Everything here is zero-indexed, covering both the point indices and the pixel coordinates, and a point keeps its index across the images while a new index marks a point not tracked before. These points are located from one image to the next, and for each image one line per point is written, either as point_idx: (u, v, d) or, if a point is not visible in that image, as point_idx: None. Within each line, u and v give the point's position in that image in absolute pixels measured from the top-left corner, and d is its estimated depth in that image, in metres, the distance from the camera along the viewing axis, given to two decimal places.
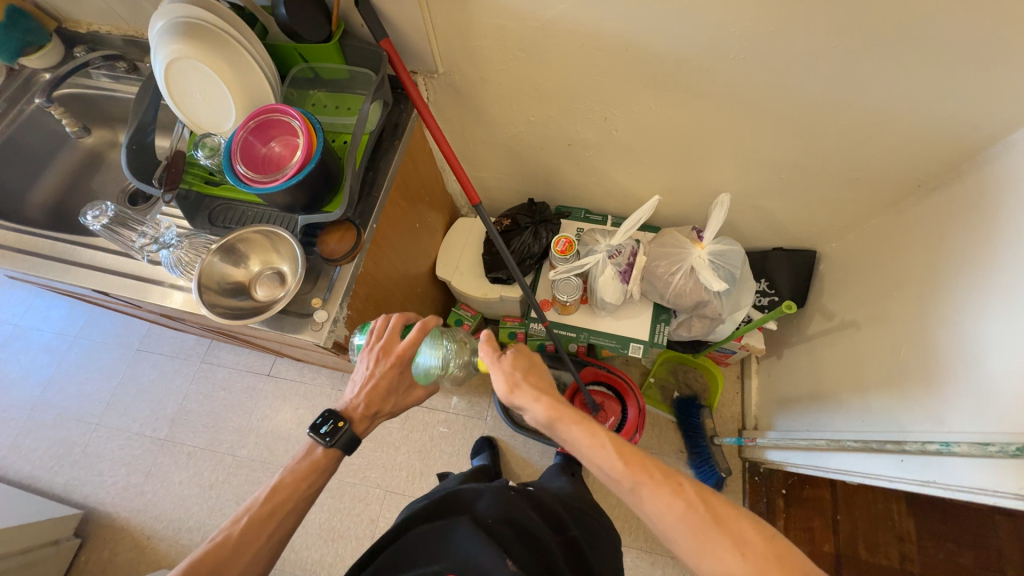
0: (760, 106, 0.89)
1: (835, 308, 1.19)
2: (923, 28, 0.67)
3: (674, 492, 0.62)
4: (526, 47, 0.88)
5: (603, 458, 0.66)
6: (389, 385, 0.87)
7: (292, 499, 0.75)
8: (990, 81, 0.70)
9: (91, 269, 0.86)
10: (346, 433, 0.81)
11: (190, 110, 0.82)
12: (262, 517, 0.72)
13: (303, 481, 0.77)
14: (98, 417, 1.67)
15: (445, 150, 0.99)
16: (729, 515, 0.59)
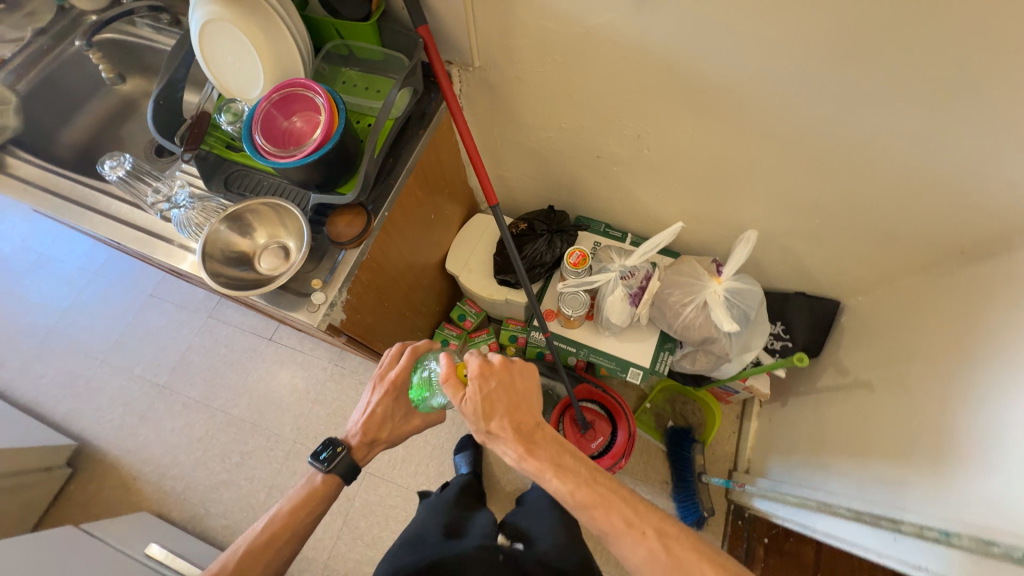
0: (804, 144, 0.83)
1: (850, 365, 1.14)
2: (999, 84, 0.61)
3: (640, 537, 0.67)
4: (566, 52, 0.84)
5: (577, 505, 0.71)
6: (388, 415, 0.98)
7: (292, 526, 0.85)
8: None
9: (106, 218, 0.87)
10: (345, 456, 0.92)
11: (219, 73, 0.81)
12: (268, 540, 0.83)
13: (302, 511, 0.87)
14: (104, 355, 1.72)
15: (470, 147, 0.97)
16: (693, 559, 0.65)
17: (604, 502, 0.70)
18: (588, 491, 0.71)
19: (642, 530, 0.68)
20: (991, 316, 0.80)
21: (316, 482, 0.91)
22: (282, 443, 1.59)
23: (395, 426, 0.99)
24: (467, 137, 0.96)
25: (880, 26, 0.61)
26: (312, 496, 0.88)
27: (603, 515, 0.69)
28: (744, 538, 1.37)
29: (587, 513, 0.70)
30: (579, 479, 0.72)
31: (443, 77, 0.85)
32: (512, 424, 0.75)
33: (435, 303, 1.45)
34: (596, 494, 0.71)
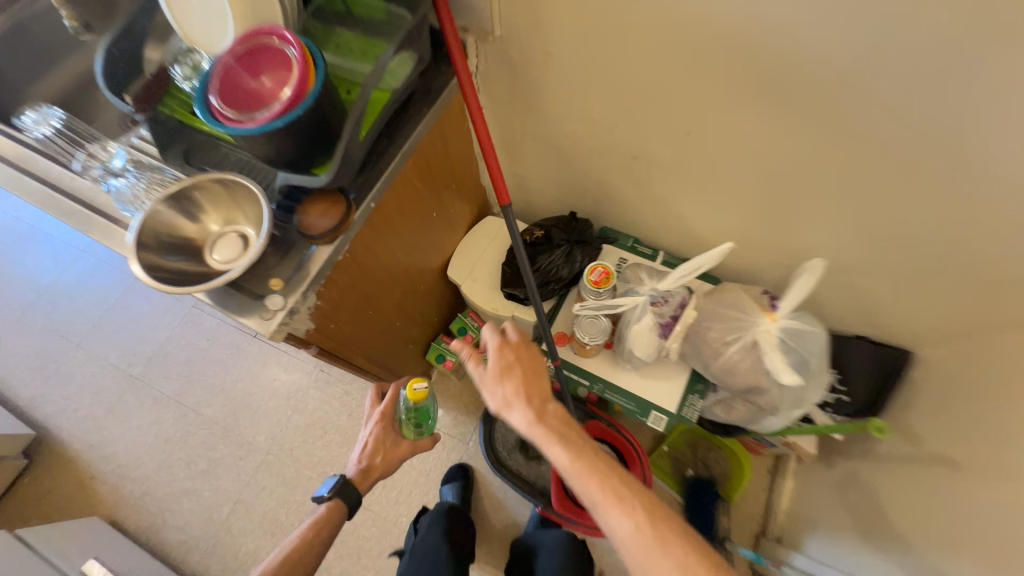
0: (904, 152, 0.65)
1: (924, 432, 0.93)
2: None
3: (652, 536, 0.55)
4: (607, 19, 0.68)
5: (581, 489, 0.60)
6: (388, 444, 0.97)
7: (299, 553, 0.82)
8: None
9: (40, 183, 0.74)
10: (348, 485, 0.91)
11: (184, 20, 0.66)
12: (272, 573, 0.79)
13: (310, 538, 0.84)
14: (80, 338, 1.60)
15: (481, 132, 0.81)
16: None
17: (614, 494, 0.58)
18: (598, 477, 0.60)
19: (656, 536, 0.55)
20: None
21: (322, 510, 0.88)
22: (254, 452, 1.44)
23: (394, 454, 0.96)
24: (479, 120, 0.79)
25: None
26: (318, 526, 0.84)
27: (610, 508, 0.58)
28: None
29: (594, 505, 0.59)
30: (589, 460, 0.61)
31: (453, 41, 0.70)
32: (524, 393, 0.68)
33: (434, 313, 1.29)
34: (606, 482, 0.59)
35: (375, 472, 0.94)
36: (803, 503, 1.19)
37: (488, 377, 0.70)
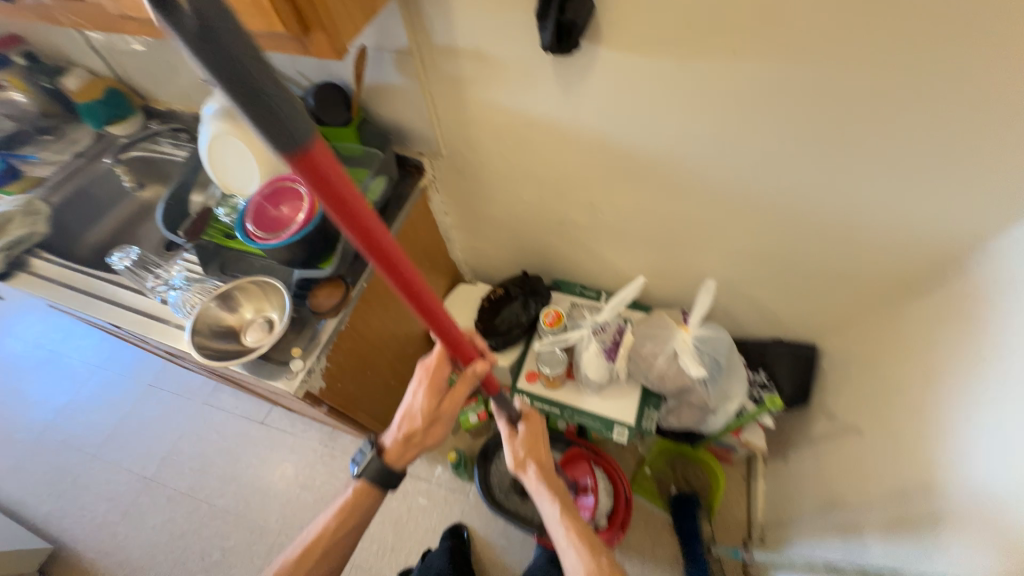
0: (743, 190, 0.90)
1: (837, 409, 1.09)
2: (892, 118, 0.68)
3: None
4: (514, 137, 0.96)
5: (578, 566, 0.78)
6: (431, 418, 0.83)
7: (325, 542, 0.83)
8: (968, 171, 0.69)
9: (110, 304, 0.95)
10: (371, 462, 0.84)
11: (223, 174, 0.95)
12: (291, 564, 0.82)
13: (334, 528, 0.84)
14: (97, 447, 1.70)
15: (427, 307, 0.52)
16: None
17: None
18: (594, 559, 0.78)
19: None
20: (953, 342, 0.79)
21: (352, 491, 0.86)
22: (266, 535, 1.50)
23: (436, 430, 0.85)
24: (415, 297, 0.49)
25: (778, 87, 0.70)
26: (337, 525, 0.84)
27: None
28: None
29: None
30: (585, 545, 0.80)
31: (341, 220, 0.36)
32: (542, 460, 0.85)
33: None
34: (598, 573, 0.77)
35: (416, 437, 0.83)
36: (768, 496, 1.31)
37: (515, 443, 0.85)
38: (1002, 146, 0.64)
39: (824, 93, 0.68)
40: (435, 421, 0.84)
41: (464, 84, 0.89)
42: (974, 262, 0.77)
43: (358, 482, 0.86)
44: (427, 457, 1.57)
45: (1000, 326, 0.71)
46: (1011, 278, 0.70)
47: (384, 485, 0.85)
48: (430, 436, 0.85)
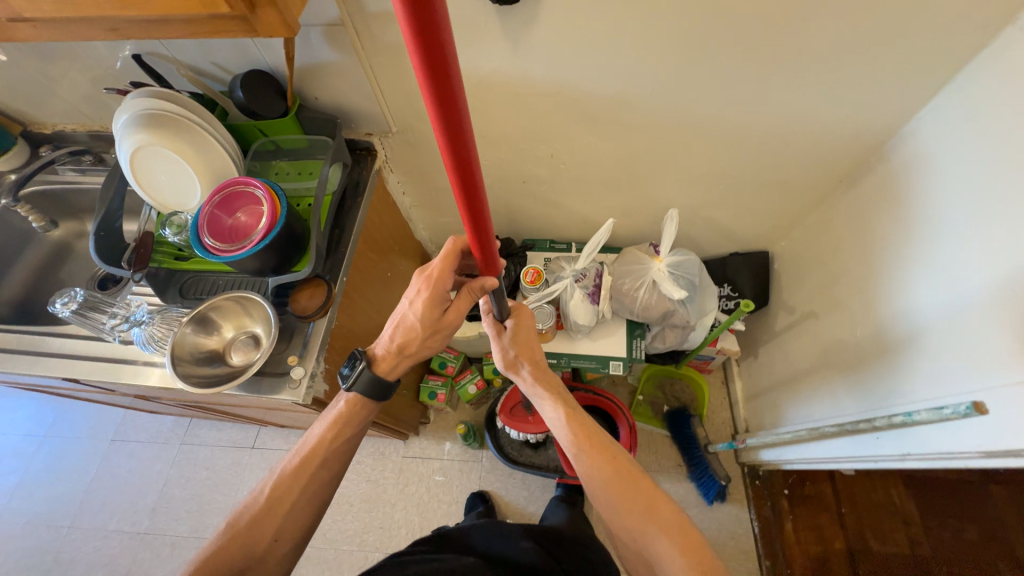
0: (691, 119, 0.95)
1: (794, 302, 1.23)
2: (817, 30, 0.73)
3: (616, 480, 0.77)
4: (467, 101, 0.95)
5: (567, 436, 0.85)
6: (427, 328, 0.81)
7: (323, 451, 0.79)
8: (884, 67, 0.78)
9: (62, 357, 0.86)
10: (367, 369, 0.81)
11: (156, 193, 0.87)
12: (289, 476, 0.77)
13: (332, 437, 0.80)
14: (72, 518, 1.56)
15: (443, 84, 0.37)
16: (651, 490, 0.76)
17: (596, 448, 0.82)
18: (587, 430, 0.85)
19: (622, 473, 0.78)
20: (886, 217, 0.92)
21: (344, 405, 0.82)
22: None
23: (432, 339, 0.83)
24: (431, 50, 0.34)
25: (717, 14, 0.73)
26: (334, 434, 0.80)
27: (593, 452, 0.82)
28: (767, 495, 1.41)
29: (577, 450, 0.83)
30: (578, 418, 0.87)
31: None
32: (539, 362, 0.91)
33: None
34: (588, 438, 0.83)
35: (411, 345, 0.82)
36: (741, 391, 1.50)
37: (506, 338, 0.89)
38: (910, 40, 0.73)
39: (759, 13, 0.72)
40: (431, 327, 0.81)
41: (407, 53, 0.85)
42: (896, 146, 0.89)
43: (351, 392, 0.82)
44: (434, 437, 1.59)
45: (922, 194, 0.84)
46: (935, 153, 0.81)
47: (381, 395, 0.83)
48: (425, 347, 0.84)
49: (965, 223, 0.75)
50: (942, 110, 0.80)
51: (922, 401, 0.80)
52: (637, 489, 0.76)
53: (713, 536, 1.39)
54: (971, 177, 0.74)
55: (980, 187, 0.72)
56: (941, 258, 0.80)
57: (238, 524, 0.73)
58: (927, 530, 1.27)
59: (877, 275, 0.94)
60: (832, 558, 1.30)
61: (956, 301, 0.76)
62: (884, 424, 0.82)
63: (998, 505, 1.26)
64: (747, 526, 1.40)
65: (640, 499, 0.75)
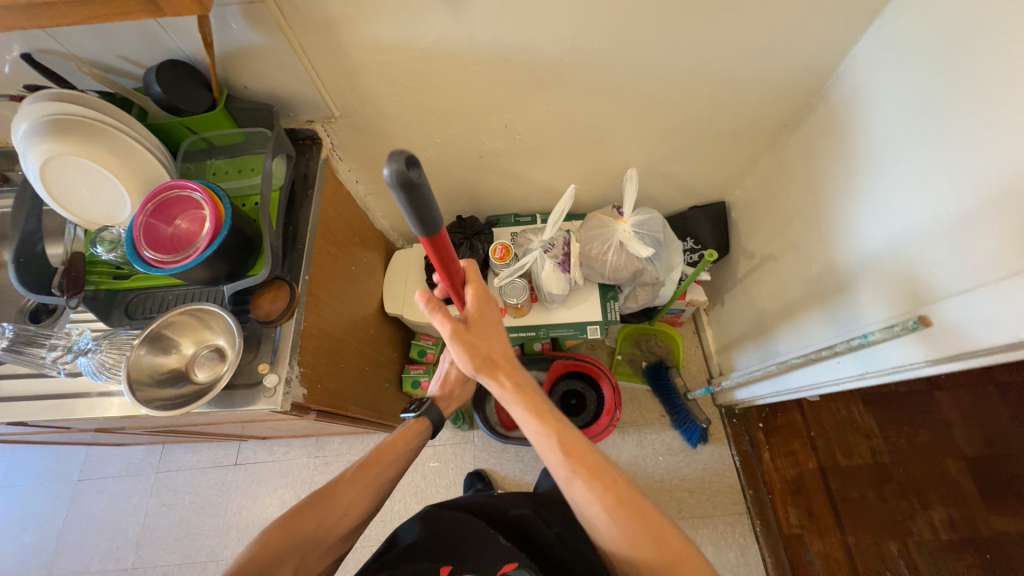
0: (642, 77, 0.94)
1: (753, 247, 1.29)
2: None
3: (604, 500, 0.71)
4: (411, 76, 0.90)
5: (544, 444, 0.76)
6: (466, 377, 1.03)
7: (394, 451, 0.85)
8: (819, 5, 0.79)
9: (1, 400, 0.78)
10: (432, 404, 0.97)
11: (79, 209, 0.79)
12: (364, 467, 0.81)
13: (403, 440, 0.87)
14: (49, 566, 1.47)
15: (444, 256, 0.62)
16: (647, 512, 0.70)
17: (587, 468, 0.73)
18: (573, 444, 0.76)
19: (613, 493, 0.71)
20: (830, 155, 0.96)
21: (407, 426, 0.92)
22: None
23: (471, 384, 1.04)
24: (440, 250, 0.60)
25: None
26: (405, 437, 0.88)
27: (580, 468, 0.73)
28: (745, 431, 1.50)
29: (561, 467, 0.74)
30: (564, 433, 0.76)
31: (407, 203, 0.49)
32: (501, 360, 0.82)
33: (391, 350, 1.42)
34: (579, 453, 0.75)
35: (457, 392, 1.01)
36: (711, 339, 1.58)
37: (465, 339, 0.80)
38: None
39: None
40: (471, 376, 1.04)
41: (339, 29, 0.79)
42: (838, 84, 0.92)
43: (419, 419, 0.94)
44: None
45: (862, 129, 0.88)
46: (872, 88, 0.85)
47: (443, 422, 0.96)
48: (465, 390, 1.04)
49: (901, 154, 0.80)
50: (875, 46, 0.84)
51: (876, 323, 0.87)
52: (629, 507, 0.70)
53: (701, 476, 1.47)
54: (904, 108, 0.78)
55: (913, 117, 0.77)
56: (883, 188, 0.84)
57: (314, 501, 0.74)
58: (886, 440, 1.39)
59: (826, 212, 1.00)
60: (807, 476, 1.41)
61: (901, 228, 0.81)
62: (844, 348, 0.88)
63: (941, 407, 1.41)
64: (729, 462, 1.48)
65: (624, 519, 0.69)
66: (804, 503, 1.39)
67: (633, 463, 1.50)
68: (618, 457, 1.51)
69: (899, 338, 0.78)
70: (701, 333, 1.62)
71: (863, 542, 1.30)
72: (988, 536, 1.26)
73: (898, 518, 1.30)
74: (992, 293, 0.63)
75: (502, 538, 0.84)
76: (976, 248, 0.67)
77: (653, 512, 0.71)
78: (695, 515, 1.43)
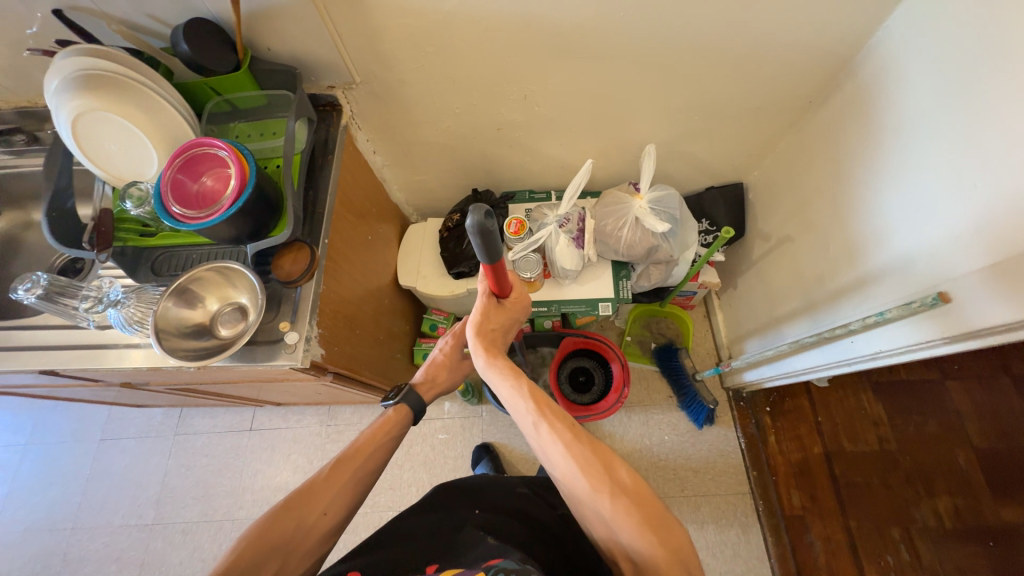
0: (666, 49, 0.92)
1: (769, 228, 1.28)
2: None
3: (578, 454, 0.71)
4: (433, 42, 0.90)
5: (521, 400, 0.78)
6: (453, 366, 0.98)
7: (374, 444, 0.79)
8: None
9: (37, 349, 0.82)
10: (411, 391, 0.90)
11: (108, 164, 0.81)
12: (342, 462, 0.75)
13: (380, 433, 0.81)
14: (74, 518, 1.54)
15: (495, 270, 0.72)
16: (620, 465, 0.71)
17: (566, 423, 0.75)
18: (551, 407, 0.77)
19: (588, 445, 0.72)
20: (855, 132, 0.95)
21: (386, 416, 0.85)
22: None
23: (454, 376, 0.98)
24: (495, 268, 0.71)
25: None
26: (384, 428, 0.81)
27: (553, 420, 0.75)
28: (751, 413, 1.58)
29: (540, 419, 0.76)
30: (535, 392, 0.78)
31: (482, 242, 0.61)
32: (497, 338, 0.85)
33: (404, 322, 1.44)
34: (556, 412, 0.76)
35: (440, 379, 0.95)
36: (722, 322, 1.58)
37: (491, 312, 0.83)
38: None
39: None
40: (457, 366, 0.99)
41: None
42: (867, 59, 0.91)
43: (397, 408, 0.86)
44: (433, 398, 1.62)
45: (888, 105, 0.86)
46: (902, 62, 0.83)
47: (424, 409, 0.88)
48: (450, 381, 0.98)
49: (927, 129, 0.78)
50: (906, 18, 0.81)
51: (894, 301, 0.86)
52: (601, 457, 0.71)
53: (706, 457, 1.51)
54: (934, 82, 0.77)
55: (942, 92, 0.75)
56: (908, 165, 0.83)
57: (289, 504, 0.68)
58: (894, 428, 1.33)
59: (847, 191, 0.98)
60: (813, 461, 1.43)
61: (926, 205, 0.80)
62: (858, 327, 0.88)
63: (954, 400, 1.29)
64: (734, 443, 1.55)
65: (593, 470, 0.70)
66: (808, 486, 1.43)
67: (638, 442, 1.52)
68: (624, 435, 1.54)
69: (919, 315, 0.77)
70: (712, 316, 1.62)
71: (865, 527, 1.30)
72: (995, 525, 1.15)
73: (900, 505, 1.27)
74: (1013, 269, 0.63)
75: (492, 537, 0.81)
76: (1001, 224, 0.66)
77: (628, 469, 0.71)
78: (698, 494, 1.48)
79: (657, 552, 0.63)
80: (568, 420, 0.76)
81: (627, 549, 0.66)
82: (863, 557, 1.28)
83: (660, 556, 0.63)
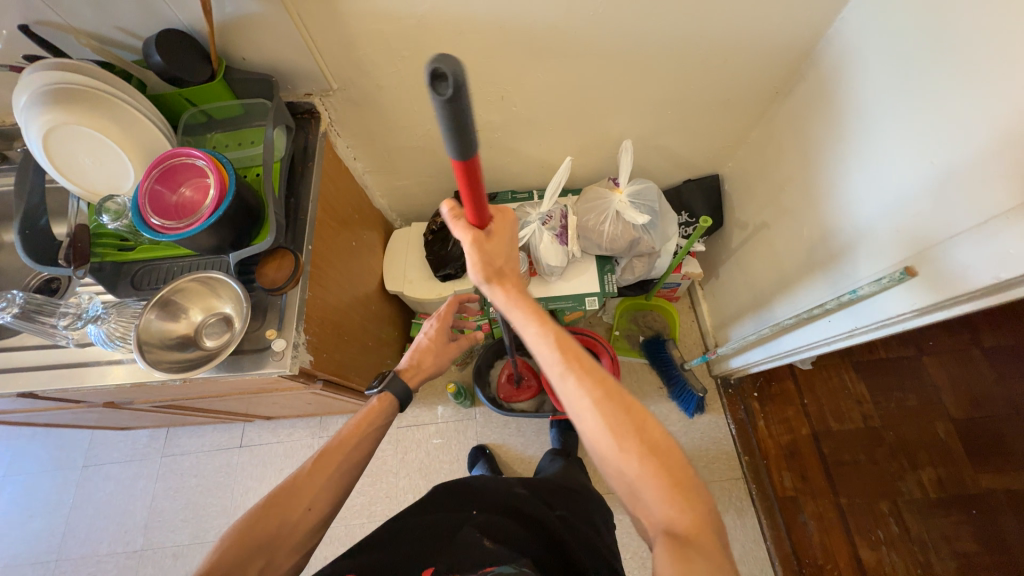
0: (637, 46, 0.95)
1: (746, 216, 1.31)
2: None
3: (604, 411, 0.63)
4: (409, 45, 0.91)
5: (542, 344, 0.69)
6: (440, 352, 0.98)
7: (358, 434, 0.78)
8: None
9: (14, 370, 0.79)
10: (396, 378, 0.89)
11: (82, 178, 0.80)
12: (326, 455, 0.73)
13: (365, 425, 0.79)
14: (58, 550, 1.49)
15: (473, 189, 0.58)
16: (654, 427, 0.63)
17: (598, 376, 0.65)
18: (580, 356, 0.67)
19: (622, 402, 0.63)
20: (821, 119, 0.99)
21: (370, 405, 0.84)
22: None
23: (441, 360, 0.98)
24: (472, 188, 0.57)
25: None
26: (367, 417, 0.80)
27: (583, 371, 0.65)
28: (740, 400, 1.53)
29: (566, 369, 0.66)
30: (564, 337, 0.68)
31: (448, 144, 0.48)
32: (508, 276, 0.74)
33: (393, 328, 1.44)
34: (586, 362, 0.66)
35: (426, 364, 0.95)
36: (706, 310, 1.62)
37: (486, 246, 0.71)
38: None
39: None
40: (442, 351, 0.99)
41: None
42: (828, 49, 0.95)
43: (381, 396, 0.85)
44: (425, 403, 1.62)
45: (851, 92, 0.90)
46: (860, 50, 0.87)
47: (409, 395, 0.88)
48: (440, 363, 0.98)
49: (887, 113, 0.82)
50: (861, 8, 0.86)
51: (867, 277, 0.89)
52: (634, 416, 0.63)
53: (698, 445, 1.50)
54: (891, 67, 0.80)
55: (899, 76, 0.79)
56: (872, 147, 0.87)
57: (272, 501, 0.68)
58: (877, 405, 1.43)
59: (817, 176, 1.02)
60: (801, 442, 1.44)
61: (891, 184, 0.84)
62: (835, 305, 0.91)
63: (931, 370, 1.45)
64: (725, 430, 1.51)
65: (622, 430, 0.61)
66: (798, 466, 1.42)
67: None
68: None
69: (888, 290, 0.80)
70: (696, 305, 1.66)
71: (855, 502, 1.34)
72: (976, 492, 1.30)
73: (888, 479, 1.35)
74: (974, 237, 0.66)
75: (488, 539, 0.81)
76: (960, 195, 0.70)
77: (661, 432, 0.62)
78: None
79: (683, 519, 0.57)
80: (599, 371, 0.66)
81: (648, 514, 0.59)
82: (855, 532, 1.31)
83: (683, 524, 0.56)
